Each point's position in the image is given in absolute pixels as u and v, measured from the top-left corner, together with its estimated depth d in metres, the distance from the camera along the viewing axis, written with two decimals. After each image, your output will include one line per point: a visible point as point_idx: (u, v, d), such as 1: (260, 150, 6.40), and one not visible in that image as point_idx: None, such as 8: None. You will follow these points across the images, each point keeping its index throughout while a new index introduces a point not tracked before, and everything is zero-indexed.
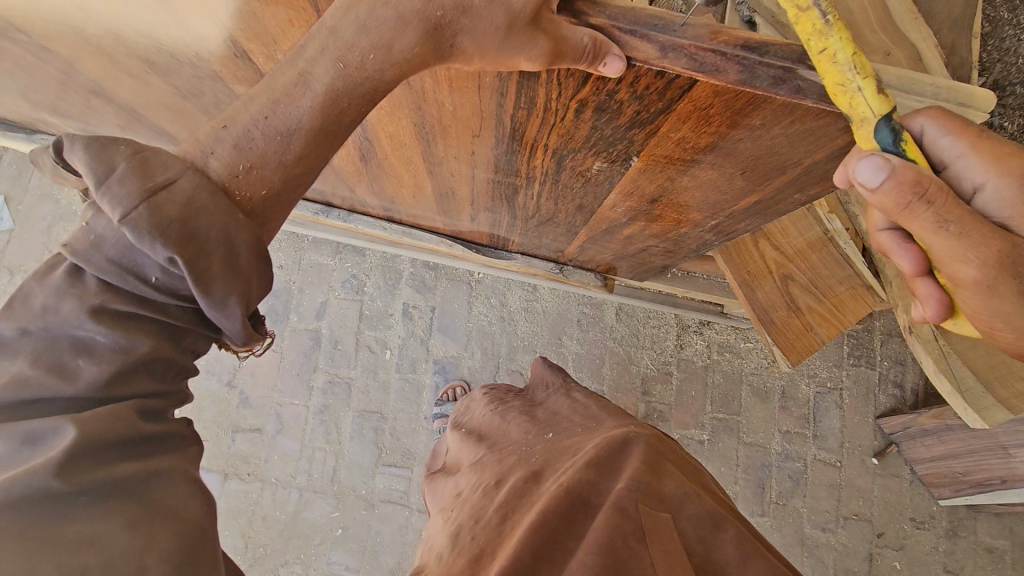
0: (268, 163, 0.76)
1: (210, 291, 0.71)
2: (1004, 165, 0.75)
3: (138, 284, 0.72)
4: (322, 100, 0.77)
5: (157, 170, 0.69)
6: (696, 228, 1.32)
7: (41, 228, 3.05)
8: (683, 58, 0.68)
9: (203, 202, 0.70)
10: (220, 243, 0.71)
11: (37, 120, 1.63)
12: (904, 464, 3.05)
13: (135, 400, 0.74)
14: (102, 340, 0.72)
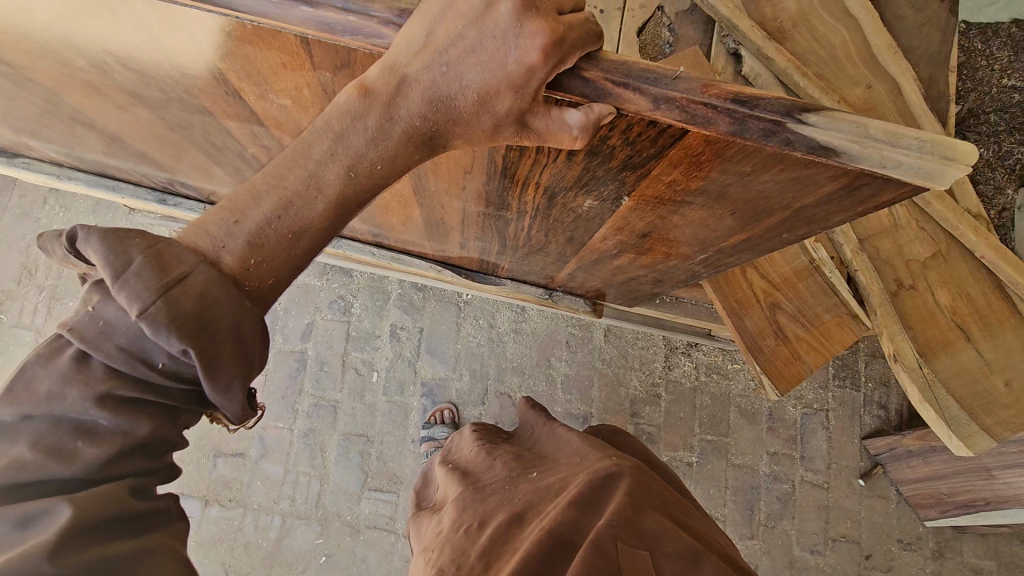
0: (278, 258, 0.73)
1: (217, 376, 0.69)
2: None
3: (150, 372, 0.70)
4: (333, 205, 0.74)
5: (173, 261, 0.67)
6: (687, 262, 1.33)
7: (21, 247, 2.99)
8: (675, 110, 0.69)
9: (213, 292, 0.68)
10: (229, 332, 0.69)
11: (19, 144, 1.60)
12: (890, 485, 3.07)
13: (131, 479, 0.74)
14: (105, 424, 0.71)
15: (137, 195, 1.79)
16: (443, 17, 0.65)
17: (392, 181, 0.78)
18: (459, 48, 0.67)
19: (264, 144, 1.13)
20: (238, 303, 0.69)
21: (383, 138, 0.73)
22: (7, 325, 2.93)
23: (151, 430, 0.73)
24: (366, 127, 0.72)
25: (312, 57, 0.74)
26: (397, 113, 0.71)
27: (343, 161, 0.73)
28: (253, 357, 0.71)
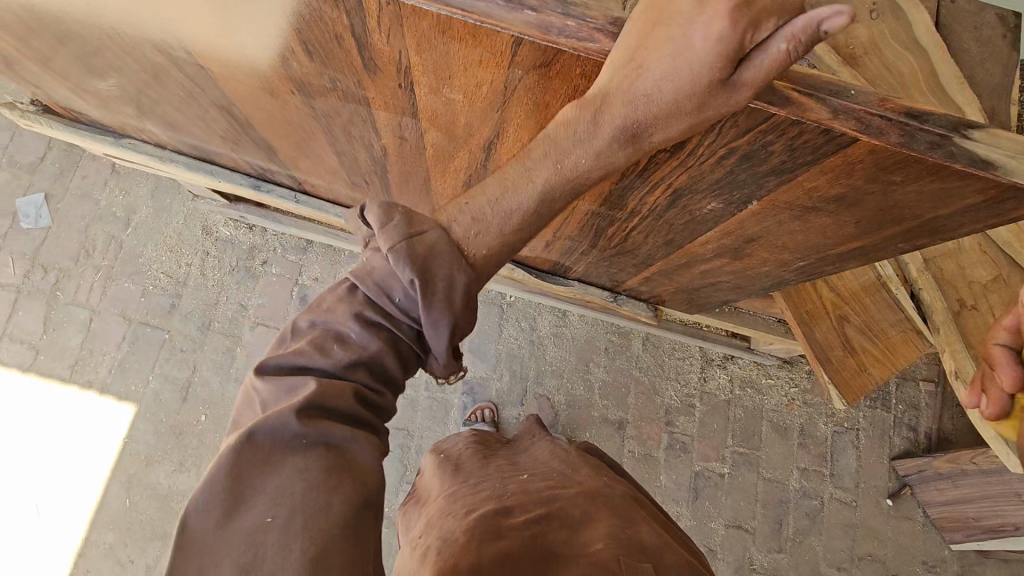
0: (490, 234, 0.89)
1: (430, 310, 0.87)
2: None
3: (389, 303, 0.90)
4: (542, 201, 0.89)
5: (418, 222, 0.88)
6: (781, 269, 1.40)
7: (79, 227, 3.06)
8: (852, 120, 0.76)
9: (441, 249, 0.87)
10: (445, 278, 0.87)
11: (132, 125, 1.68)
12: (917, 507, 3.11)
13: (361, 383, 0.90)
14: (355, 338, 0.90)
15: (232, 181, 1.87)
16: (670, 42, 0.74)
17: (592, 171, 0.89)
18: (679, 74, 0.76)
19: (403, 135, 1.20)
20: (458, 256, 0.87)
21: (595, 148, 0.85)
22: (63, 302, 2.99)
23: (380, 349, 0.91)
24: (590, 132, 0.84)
25: (515, 56, 0.81)
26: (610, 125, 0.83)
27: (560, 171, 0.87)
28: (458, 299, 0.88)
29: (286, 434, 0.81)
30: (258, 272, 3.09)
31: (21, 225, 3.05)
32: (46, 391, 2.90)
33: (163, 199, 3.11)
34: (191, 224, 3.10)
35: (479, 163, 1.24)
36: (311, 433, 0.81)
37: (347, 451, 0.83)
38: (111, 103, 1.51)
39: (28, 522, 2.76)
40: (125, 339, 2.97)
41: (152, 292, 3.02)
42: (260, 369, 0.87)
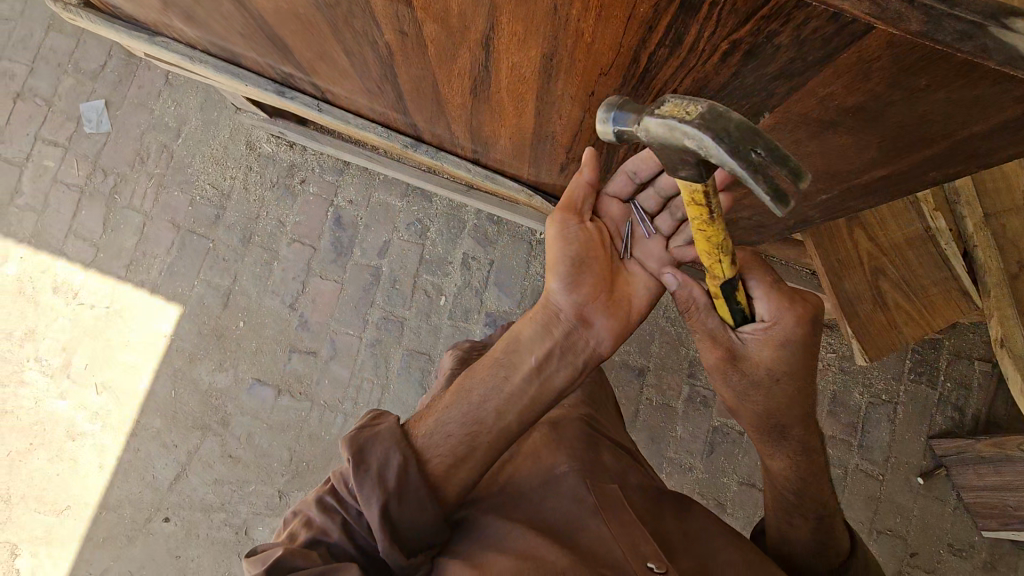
0: (437, 447, 1.16)
1: (375, 454, 1.12)
2: (778, 308, 1.22)
3: (347, 494, 1.14)
4: (472, 437, 1.18)
5: (370, 427, 1.16)
6: (805, 205, 1.29)
7: (135, 135, 3.21)
8: (866, 1, 0.66)
9: (383, 435, 1.14)
10: (380, 458, 1.12)
11: (161, 21, 1.70)
12: (950, 489, 2.95)
13: (327, 539, 1.11)
14: (319, 519, 1.13)
15: (257, 86, 1.88)
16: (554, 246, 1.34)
17: None
18: (567, 265, 1.32)
19: (402, 29, 1.15)
20: (395, 439, 1.14)
21: (534, 330, 1.29)
22: (120, 205, 3.19)
23: (347, 540, 1.12)
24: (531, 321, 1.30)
25: None
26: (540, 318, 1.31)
27: (511, 355, 1.24)
28: (389, 481, 1.10)
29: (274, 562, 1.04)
30: (296, 190, 3.17)
31: (84, 129, 3.23)
32: (105, 286, 3.14)
33: (212, 113, 3.20)
34: (236, 139, 3.19)
35: (480, 63, 1.18)
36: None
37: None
38: None
39: (89, 401, 3.07)
40: (174, 244, 3.16)
41: (199, 203, 3.17)
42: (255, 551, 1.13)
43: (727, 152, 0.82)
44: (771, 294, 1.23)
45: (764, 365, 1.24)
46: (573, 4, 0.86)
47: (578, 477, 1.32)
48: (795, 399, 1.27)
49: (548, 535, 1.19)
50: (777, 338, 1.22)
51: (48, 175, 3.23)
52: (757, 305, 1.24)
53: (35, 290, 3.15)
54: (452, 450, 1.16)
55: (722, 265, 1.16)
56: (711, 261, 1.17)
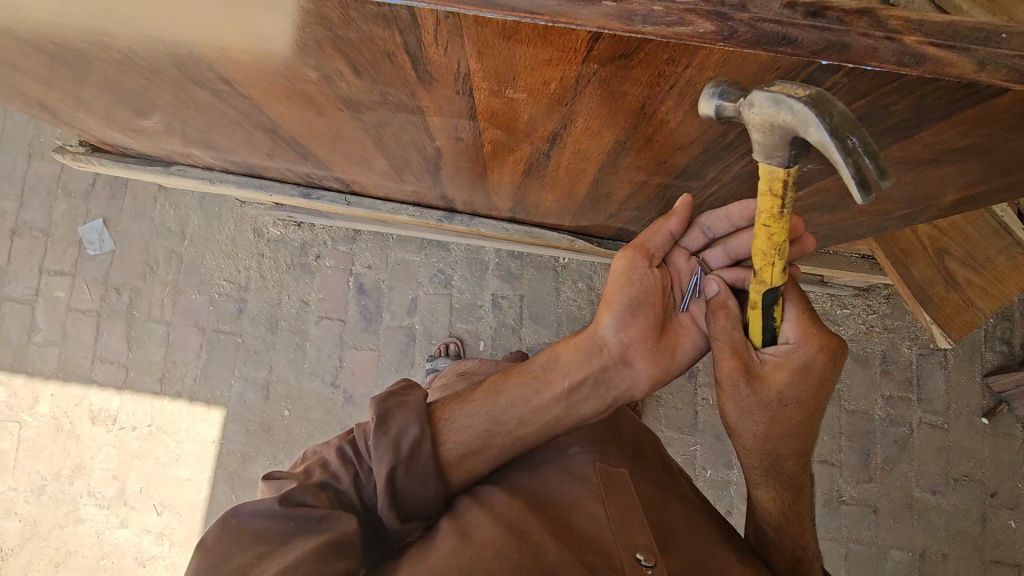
0: (463, 435, 1.14)
1: (397, 422, 1.10)
2: (806, 334, 1.03)
3: (363, 446, 1.12)
4: (494, 426, 1.15)
5: (407, 393, 1.15)
6: (882, 215, 1.28)
7: (141, 246, 3.16)
8: (1004, 69, 0.65)
9: (410, 407, 1.12)
10: (403, 430, 1.10)
11: (178, 153, 1.66)
12: (1017, 423, 2.76)
13: (336, 485, 1.09)
14: (335, 464, 1.11)
15: (282, 192, 1.85)
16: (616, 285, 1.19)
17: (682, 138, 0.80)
18: (621, 301, 1.19)
19: (458, 135, 1.12)
20: (420, 415, 1.12)
21: (573, 361, 1.19)
22: (140, 319, 3.14)
23: (353, 491, 1.10)
24: (570, 350, 1.20)
25: (591, 51, 0.72)
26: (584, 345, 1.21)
27: (542, 369, 1.19)
28: (403, 451, 1.08)
29: (280, 500, 1.01)
30: (313, 267, 3.12)
31: (88, 251, 3.18)
32: (143, 403, 3.09)
33: (212, 208, 3.15)
34: (242, 229, 3.14)
35: (541, 152, 1.16)
36: (286, 513, 0.99)
37: (324, 522, 1.00)
38: (156, 137, 1.50)
39: (152, 521, 3.02)
40: (203, 346, 3.11)
41: (219, 300, 3.12)
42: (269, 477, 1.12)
43: (828, 131, 0.65)
44: (807, 322, 1.03)
45: (775, 388, 1.03)
46: (665, 103, 0.84)
47: (591, 459, 1.24)
48: (795, 432, 1.08)
49: (541, 514, 1.10)
50: (800, 364, 1.03)
51: (61, 305, 3.17)
52: (786, 329, 1.04)
53: (73, 423, 3.10)
54: (467, 437, 1.14)
55: (774, 268, 0.94)
56: (761, 260, 0.95)
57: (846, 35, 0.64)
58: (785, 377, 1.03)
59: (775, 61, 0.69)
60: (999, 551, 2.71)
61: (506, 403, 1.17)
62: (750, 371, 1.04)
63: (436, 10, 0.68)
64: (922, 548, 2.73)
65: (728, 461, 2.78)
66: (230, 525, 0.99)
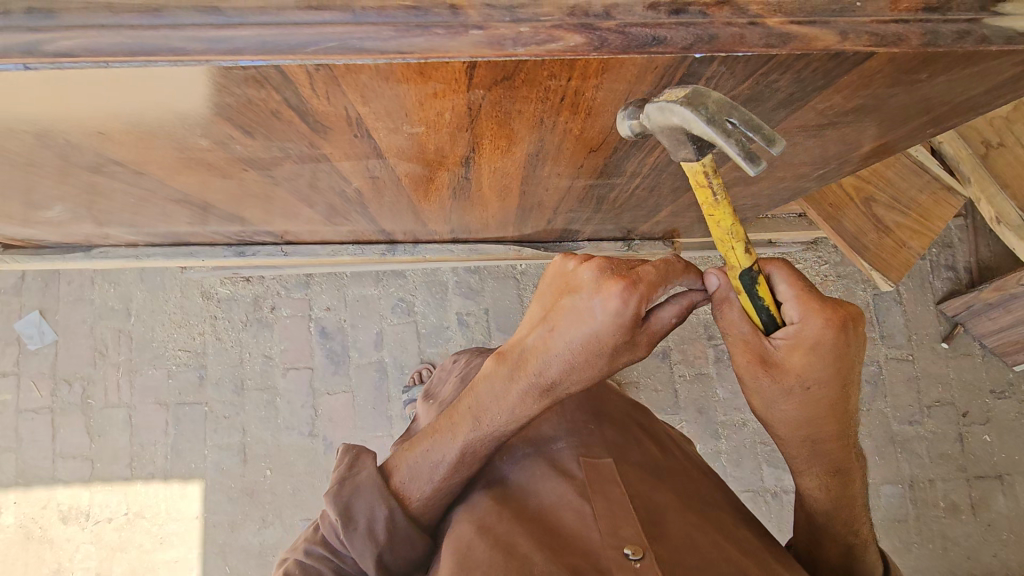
0: (420, 482, 1.02)
1: (356, 513, 0.98)
2: (809, 308, 0.78)
3: (337, 539, 1.03)
4: (448, 464, 1.01)
5: (353, 472, 1.02)
6: (801, 179, 1.32)
7: (85, 331, 3.03)
8: (866, 35, 0.67)
9: (366, 486, 1.01)
10: (371, 515, 0.99)
11: (96, 237, 1.59)
12: (974, 342, 2.88)
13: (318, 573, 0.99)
14: (313, 559, 1.01)
15: (215, 256, 1.79)
16: (570, 322, 0.82)
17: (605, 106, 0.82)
18: (592, 340, 0.82)
19: (373, 174, 1.11)
20: (382, 492, 1.00)
21: (516, 414, 0.93)
22: (98, 407, 3.00)
23: None
24: (507, 398, 0.92)
25: (472, 79, 0.73)
26: (517, 389, 0.90)
27: (481, 422, 0.96)
28: (379, 532, 0.98)
29: None
30: (270, 319, 3.04)
31: (29, 347, 3.03)
32: (116, 492, 2.96)
33: (154, 279, 3.04)
34: (189, 294, 3.04)
35: (460, 176, 1.15)
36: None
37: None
38: (66, 225, 1.43)
39: None
40: (168, 422, 2.98)
41: (178, 371, 3.01)
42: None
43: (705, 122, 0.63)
44: (800, 296, 0.78)
45: (791, 377, 0.80)
46: (561, 113, 0.84)
47: (574, 455, 1.06)
48: (830, 416, 0.85)
49: (530, 527, 0.94)
50: (815, 347, 0.78)
51: (10, 407, 3.01)
52: (785, 309, 0.79)
53: (44, 527, 2.94)
54: (430, 492, 1.03)
55: (738, 252, 0.77)
56: (721, 245, 0.78)
57: (711, 27, 0.65)
58: (800, 364, 0.79)
59: (652, 61, 0.69)
60: (980, 466, 2.82)
61: (467, 461, 1.01)
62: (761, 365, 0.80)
63: (305, 65, 0.67)
64: (911, 478, 2.82)
65: (715, 432, 2.81)
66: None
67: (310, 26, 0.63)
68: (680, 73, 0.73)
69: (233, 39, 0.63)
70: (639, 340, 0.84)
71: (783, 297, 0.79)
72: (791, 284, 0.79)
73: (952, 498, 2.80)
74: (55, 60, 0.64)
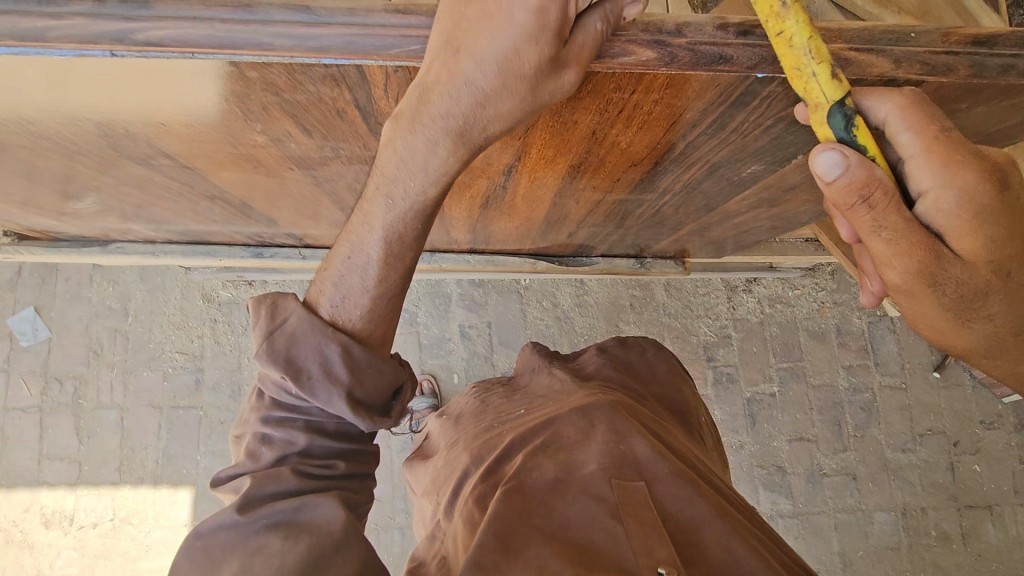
0: (354, 292, 0.89)
1: (301, 362, 0.86)
2: (947, 169, 0.75)
3: (292, 398, 0.91)
4: (386, 252, 0.86)
5: (280, 316, 0.88)
6: (820, 202, 1.36)
7: (80, 330, 2.97)
8: (917, 64, 0.72)
9: (302, 332, 0.87)
10: (317, 357, 0.87)
11: (115, 230, 1.58)
12: (964, 372, 2.94)
13: (295, 464, 0.91)
14: (277, 435, 0.91)
15: (232, 255, 1.79)
16: (484, 29, 0.65)
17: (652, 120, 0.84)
18: (510, 57, 0.66)
19: None
20: (320, 330, 0.87)
21: (432, 171, 0.79)
22: (88, 408, 2.93)
23: (314, 438, 0.93)
24: (417, 153, 0.77)
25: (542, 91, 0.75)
26: (425, 136, 0.75)
27: (396, 199, 0.83)
28: (338, 370, 0.86)
29: (234, 519, 0.82)
30: None
31: (21, 344, 2.96)
32: (102, 496, 2.88)
33: (153, 279, 3.00)
34: (189, 296, 3.00)
35: (498, 185, 1.18)
36: (250, 519, 0.83)
37: (299, 518, 0.84)
38: (90, 217, 1.42)
39: None
40: (161, 425, 2.92)
41: (173, 373, 2.96)
42: (217, 482, 0.92)
43: None
44: (928, 145, 0.74)
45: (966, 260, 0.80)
46: (615, 125, 0.87)
47: (604, 474, 0.96)
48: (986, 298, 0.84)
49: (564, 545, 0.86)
50: (963, 200, 0.76)
51: None
52: (918, 170, 0.76)
53: (25, 531, 2.85)
54: (370, 305, 0.89)
55: (823, 85, 0.66)
56: (805, 84, 0.66)
57: (775, 48, 0.69)
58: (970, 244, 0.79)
59: (715, 79, 0.73)
60: (971, 496, 2.86)
61: (395, 255, 0.87)
62: (935, 270, 0.79)
63: (385, 65, 0.70)
64: (903, 505, 2.83)
65: None
66: (191, 551, 0.82)
67: (395, 29, 0.66)
68: (737, 92, 0.77)
69: (319, 37, 0.65)
70: (567, 60, 0.66)
71: (902, 146, 0.76)
72: (915, 121, 0.73)
73: (942, 527, 2.82)
74: (142, 48, 0.65)
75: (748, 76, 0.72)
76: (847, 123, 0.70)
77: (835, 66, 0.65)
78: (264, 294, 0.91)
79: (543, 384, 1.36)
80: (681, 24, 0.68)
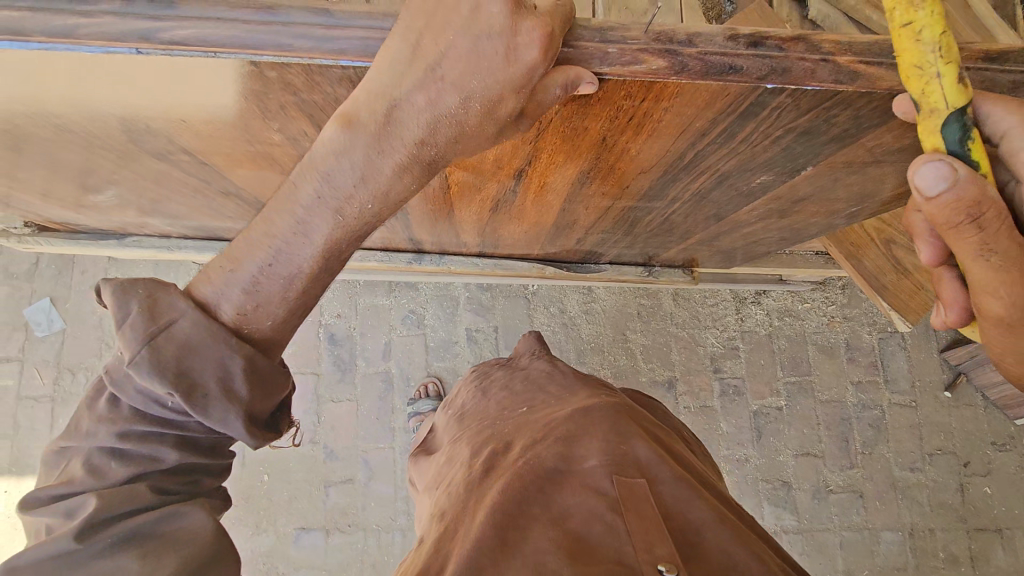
0: (271, 300, 0.83)
1: (196, 373, 0.78)
2: None
3: (166, 410, 0.81)
4: (316, 260, 0.83)
5: (161, 315, 0.77)
6: (830, 215, 1.36)
7: (94, 322, 3.02)
8: None
9: (194, 339, 0.78)
10: (216, 372, 0.79)
11: (132, 224, 1.61)
12: (976, 393, 2.90)
13: (153, 481, 0.82)
14: (137, 450, 0.81)
15: None
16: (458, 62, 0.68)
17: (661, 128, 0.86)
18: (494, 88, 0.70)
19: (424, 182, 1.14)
20: (224, 341, 0.79)
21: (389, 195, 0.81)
22: None
23: (185, 454, 0.84)
24: (384, 174, 0.79)
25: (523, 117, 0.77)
26: (393, 158, 0.77)
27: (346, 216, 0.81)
28: (239, 387, 0.80)
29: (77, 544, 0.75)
30: None
31: (36, 335, 3.01)
32: None
33: (167, 274, 3.04)
34: None
35: (508, 189, 1.19)
36: (93, 544, 0.76)
37: (161, 530, 0.79)
38: (109, 210, 1.45)
39: None
40: None
41: None
42: (35, 501, 0.80)
43: None
44: None
45: None
46: (624, 133, 0.88)
47: (605, 466, 0.96)
48: None
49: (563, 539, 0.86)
50: None
51: (10, 394, 2.98)
52: None
53: None
54: (283, 315, 0.85)
55: (943, 86, 0.64)
56: (922, 85, 0.64)
57: (786, 59, 0.70)
58: None
59: (725, 88, 0.74)
60: (981, 517, 2.81)
61: (327, 261, 0.84)
62: None
63: None
64: (911, 525, 2.79)
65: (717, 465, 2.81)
66: None
67: None
68: (746, 103, 0.78)
69: (339, 40, 0.67)
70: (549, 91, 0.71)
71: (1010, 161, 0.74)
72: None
73: (951, 549, 2.78)
74: (166, 47, 0.67)
75: (756, 87, 0.73)
76: (959, 136, 0.67)
77: (960, 73, 0.63)
78: (139, 280, 0.79)
79: (543, 372, 1.38)
80: (693, 33, 0.69)
